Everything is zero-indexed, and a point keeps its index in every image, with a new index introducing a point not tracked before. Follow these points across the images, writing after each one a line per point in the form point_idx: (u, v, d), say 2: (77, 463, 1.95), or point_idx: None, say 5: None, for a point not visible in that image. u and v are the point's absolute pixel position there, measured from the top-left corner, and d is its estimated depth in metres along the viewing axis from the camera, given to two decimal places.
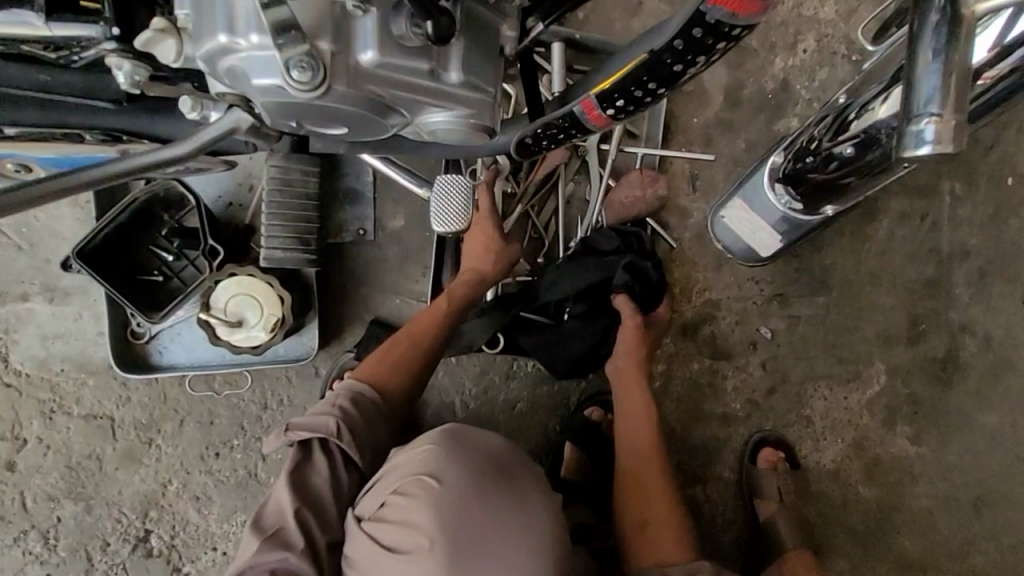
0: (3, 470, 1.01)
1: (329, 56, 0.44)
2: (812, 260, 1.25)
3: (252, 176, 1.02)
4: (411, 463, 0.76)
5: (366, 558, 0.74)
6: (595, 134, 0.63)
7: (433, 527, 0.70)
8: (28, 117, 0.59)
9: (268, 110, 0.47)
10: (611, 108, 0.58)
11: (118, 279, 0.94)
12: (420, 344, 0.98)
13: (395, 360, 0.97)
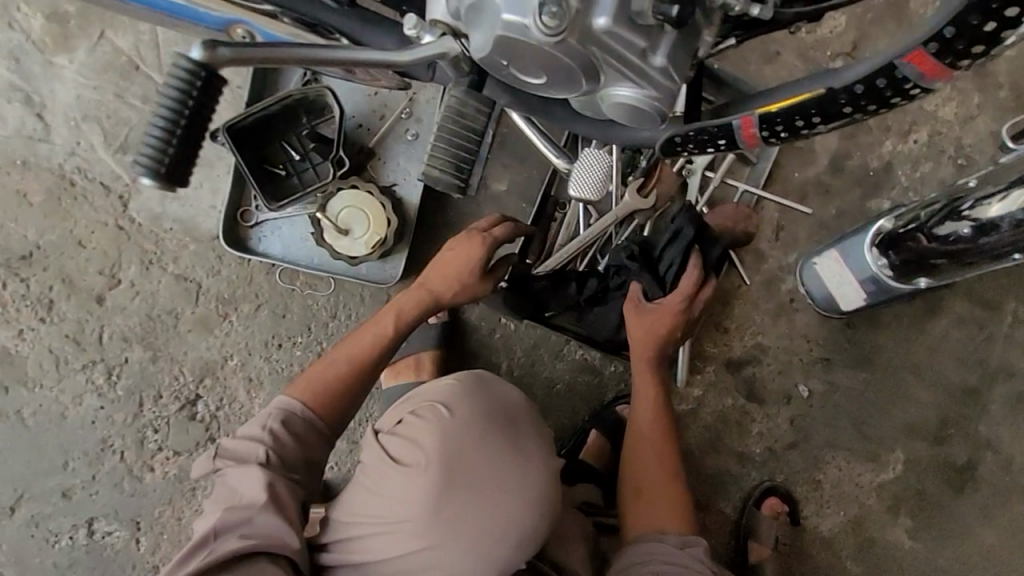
0: (91, 302, 1.09)
1: (574, 10, 0.49)
2: (865, 336, 1.28)
3: (386, 106, 1.10)
4: (432, 392, 0.77)
5: (369, 465, 0.75)
6: (738, 150, 0.69)
7: (437, 452, 0.72)
8: None
9: (495, 45, 0.53)
10: (768, 130, 0.64)
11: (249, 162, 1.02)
12: (388, 359, 0.96)
13: (348, 374, 0.94)
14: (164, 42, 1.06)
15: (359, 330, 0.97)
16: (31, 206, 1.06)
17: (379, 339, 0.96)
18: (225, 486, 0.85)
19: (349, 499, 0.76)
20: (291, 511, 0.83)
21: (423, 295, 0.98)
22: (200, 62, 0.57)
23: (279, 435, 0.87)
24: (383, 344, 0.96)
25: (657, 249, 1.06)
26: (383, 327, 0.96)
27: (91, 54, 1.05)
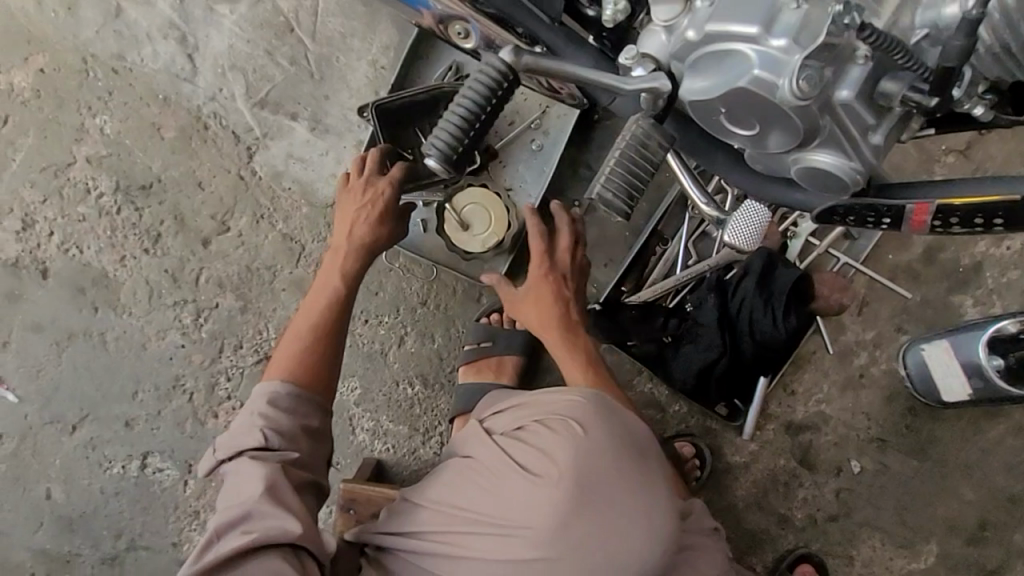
0: (198, 243, 1.11)
1: (827, 80, 0.52)
2: (923, 425, 1.29)
3: (517, 111, 1.13)
4: (562, 407, 0.81)
5: (493, 467, 0.80)
6: (896, 231, 0.71)
7: (568, 464, 0.75)
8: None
9: (728, 94, 0.56)
10: (941, 220, 0.66)
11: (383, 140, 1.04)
12: (327, 324, 0.92)
13: (309, 348, 0.89)
14: (322, 11, 1.09)
15: (319, 299, 0.94)
16: (162, 140, 1.08)
17: (326, 308, 0.93)
18: (227, 488, 0.79)
19: (467, 498, 0.79)
20: (293, 500, 0.78)
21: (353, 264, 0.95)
22: (510, 69, 0.66)
23: (259, 420, 0.82)
24: (337, 304, 0.93)
25: (732, 287, 1.06)
26: (337, 289, 0.94)
27: (251, 8, 1.07)
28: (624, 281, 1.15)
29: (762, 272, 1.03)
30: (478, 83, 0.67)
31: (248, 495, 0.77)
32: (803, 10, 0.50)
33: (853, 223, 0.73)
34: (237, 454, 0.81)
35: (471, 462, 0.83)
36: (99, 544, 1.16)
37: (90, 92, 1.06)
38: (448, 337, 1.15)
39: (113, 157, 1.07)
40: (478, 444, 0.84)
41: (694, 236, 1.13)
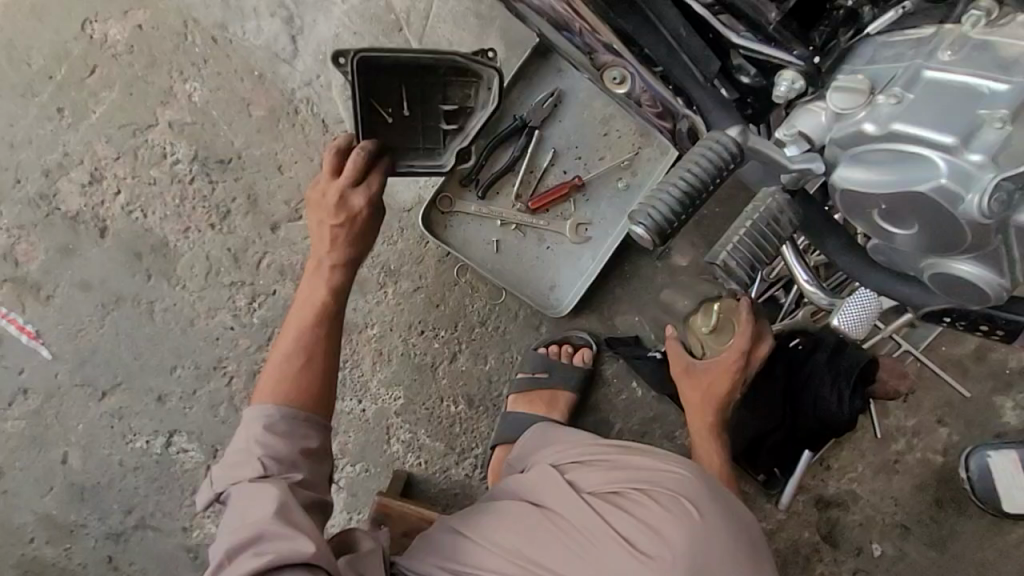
0: (266, 226, 1.07)
1: (1010, 192, 0.52)
2: (948, 519, 1.27)
3: (608, 148, 1.09)
4: (668, 479, 0.79)
5: (586, 532, 0.75)
6: (1004, 341, 0.73)
7: (683, 548, 0.71)
8: (656, 51, 0.67)
9: (899, 195, 0.56)
10: None
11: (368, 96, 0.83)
12: (309, 337, 0.83)
13: (290, 371, 0.80)
14: (434, 16, 1.07)
15: (300, 314, 0.84)
16: (250, 118, 1.06)
17: (310, 325, 0.83)
18: (235, 509, 0.73)
19: (549, 559, 0.74)
20: (308, 520, 0.71)
21: (340, 272, 0.85)
22: (741, 157, 0.60)
23: (254, 457, 0.74)
24: (321, 315, 0.83)
25: (799, 359, 1.07)
26: (319, 302, 0.84)
27: (364, 1, 1.06)
28: None
29: (833, 350, 1.04)
30: (704, 162, 0.59)
31: (261, 508, 0.71)
32: (999, 130, 0.51)
33: (963, 329, 0.74)
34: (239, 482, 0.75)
35: (552, 517, 0.77)
36: (107, 518, 1.10)
37: (187, 58, 1.05)
38: (501, 360, 1.13)
39: (196, 126, 1.06)
40: (563, 499, 0.79)
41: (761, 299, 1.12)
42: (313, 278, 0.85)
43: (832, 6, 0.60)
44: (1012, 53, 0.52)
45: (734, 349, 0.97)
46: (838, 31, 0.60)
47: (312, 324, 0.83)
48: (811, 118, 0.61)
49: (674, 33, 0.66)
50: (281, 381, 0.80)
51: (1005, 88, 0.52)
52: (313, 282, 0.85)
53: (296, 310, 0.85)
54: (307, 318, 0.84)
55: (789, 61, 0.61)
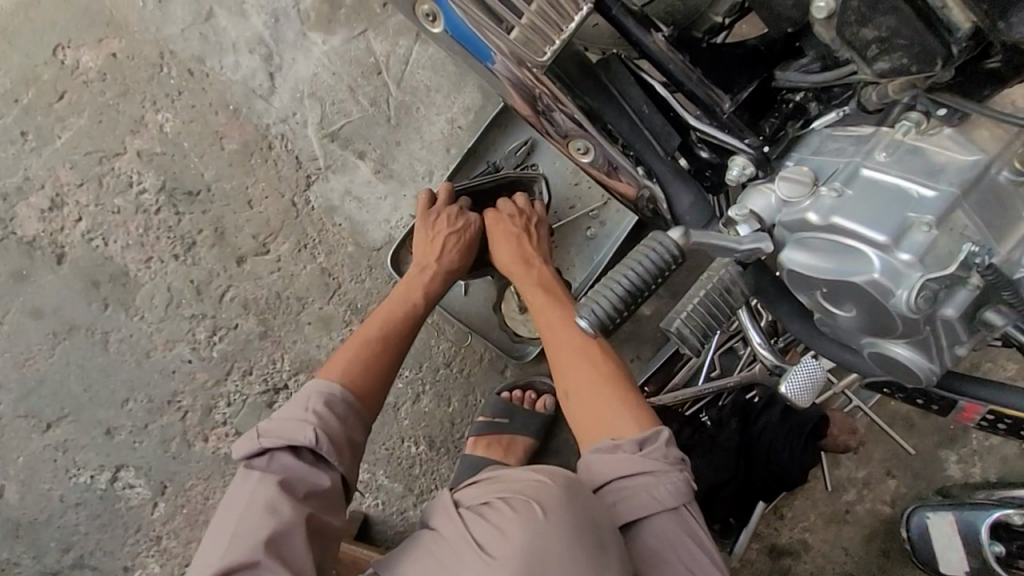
0: (232, 260, 1.06)
1: (938, 290, 0.55)
2: (898, 571, 1.30)
3: (578, 197, 1.11)
4: (528, 483, 0.75)
5: (452, 544, 0.73)
6: (940, 413, 0.77)
7: (524, 552, 0.68)
8: (621, 127, 0.71)
9: (838, 282, 0.59)
10: (984, 418, 0.73)
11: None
12: (380, 331, 0.93)
13: (360, 354, 0.90)
14: (413, 62, 1.09)
15: (380, 315, 0.95)
16: (221, 151, 1.06)
17: (399, 319, 0.95)
18: (239, 520, 0.73)
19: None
20: (303, 559, 0.71)
21: (421, 284, 0.98)
22: (679, 255, 0.63)
23: (308, 424, 0.80)
24: (391, 321, 0.95)
25: (755, 414, 1.10)
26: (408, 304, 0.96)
27: (344, 43, 1.08)
28: (647, 381, 1.17)
29: (788, 405, 1.07)
30: (646, 262, 0.63)
31: (258, 513, 0.72)
32: (930, 232, 0.55)
33: (902, 398, 0.78)
34: (272, 458, 0.79)
35: (428, 535, 0.76)
36: (42, 556, 1.05)
37: (160, 89, 1.05)
38: (465, 403, 1.13)
39: (166, 157, 1.05)
40: (439, 512, 0.78)
41: (723, 352, 1.14)
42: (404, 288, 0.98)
43: (782, 98, 0.65)
44: (941, 159, 0.56)
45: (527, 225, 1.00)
46: (787, 123, 0.65)
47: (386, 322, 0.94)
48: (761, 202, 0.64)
49: (638, 111, 0.70)
50: (349, 360, 0.90)
51: (933, 190, 0.55)
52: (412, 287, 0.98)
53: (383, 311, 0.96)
54: (393, 318, 0.95)
55: (739, 145, 0.65)
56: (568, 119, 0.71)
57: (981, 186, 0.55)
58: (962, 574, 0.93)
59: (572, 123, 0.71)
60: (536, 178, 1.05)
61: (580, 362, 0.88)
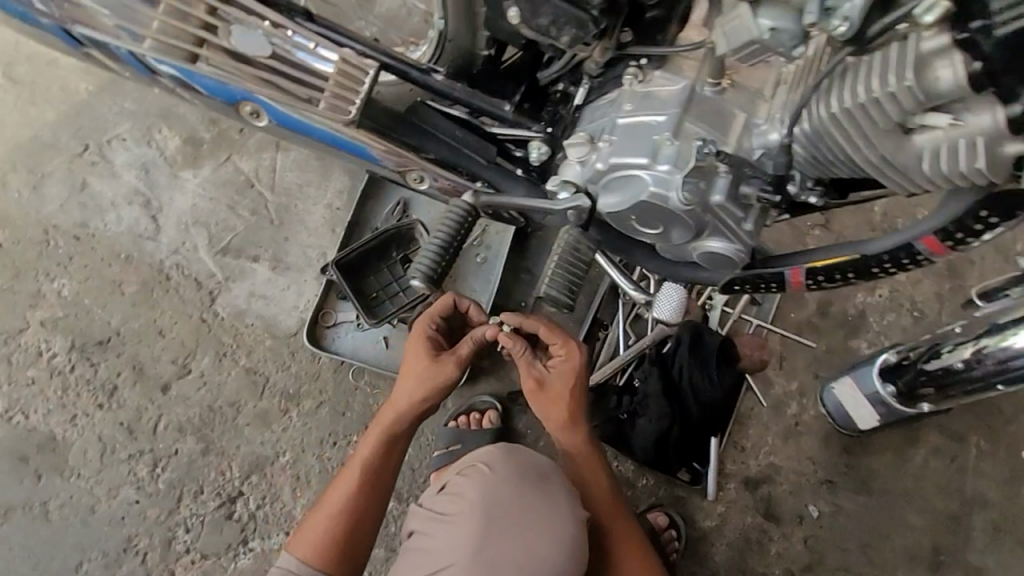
0: (157, 390, 1.11)
1: (701, 187, 0.71)
2: (858, 461, 1.44)
3: (460, 233, 1.26)
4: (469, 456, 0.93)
5: (426, 527, 0.89)
6: (784, 289, 0.90)
7: (479, 498, 0.87)
8: (442, 152, 0.85)
9: (635, 208, 0.74)
10: (812, 278, 0.86)
11: (351, 284, 1.15)
12: (356, 496, 0.96)
13: (335, 545, 0.94)
14: (280, 168, 1.24)
15: (359, 457, 0.97)
16: (122, 295, 1.13)
17: (363, 478, 0.97)
18: None
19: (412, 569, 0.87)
20: None
21: (382, 446, 0.98)
22: (474, 212, 0.88)
23: (293, 575, 0.92)
24: (365, 484, 0.96)
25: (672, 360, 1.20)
26: (365, 463, 0.97)
27: (214, 171, 1.21)
28: None
29: (691, 342, 1.19)
30: (450, 221, 0.88)
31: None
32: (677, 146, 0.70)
33: (751, 288, 0.92)
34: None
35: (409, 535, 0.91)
36: None
37: (52, 260, 1.13)
38: (418, 447, 1.18)
39: (69, 318, 1.11)
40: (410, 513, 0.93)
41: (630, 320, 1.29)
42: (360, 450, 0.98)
43: (551, 91, 0.81)
44: (665, 92, 0.72)
45: (563, 377, 0.95)
46: (560, 106, 0.81)
47: (365, 489, 0.96)
48: (571, 171, 0.79)
49: (452, 136, 0.85)
50: (332, 526, 0.94)
51: (664, 118, 0.71)
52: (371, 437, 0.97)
53: (350, 468, 0.97)
54: (360, 470, 0.96)
55: (533, 133, 0.81)
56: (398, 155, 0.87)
57: (696, 103, 0.71)
58: (874, 422, 1.05)
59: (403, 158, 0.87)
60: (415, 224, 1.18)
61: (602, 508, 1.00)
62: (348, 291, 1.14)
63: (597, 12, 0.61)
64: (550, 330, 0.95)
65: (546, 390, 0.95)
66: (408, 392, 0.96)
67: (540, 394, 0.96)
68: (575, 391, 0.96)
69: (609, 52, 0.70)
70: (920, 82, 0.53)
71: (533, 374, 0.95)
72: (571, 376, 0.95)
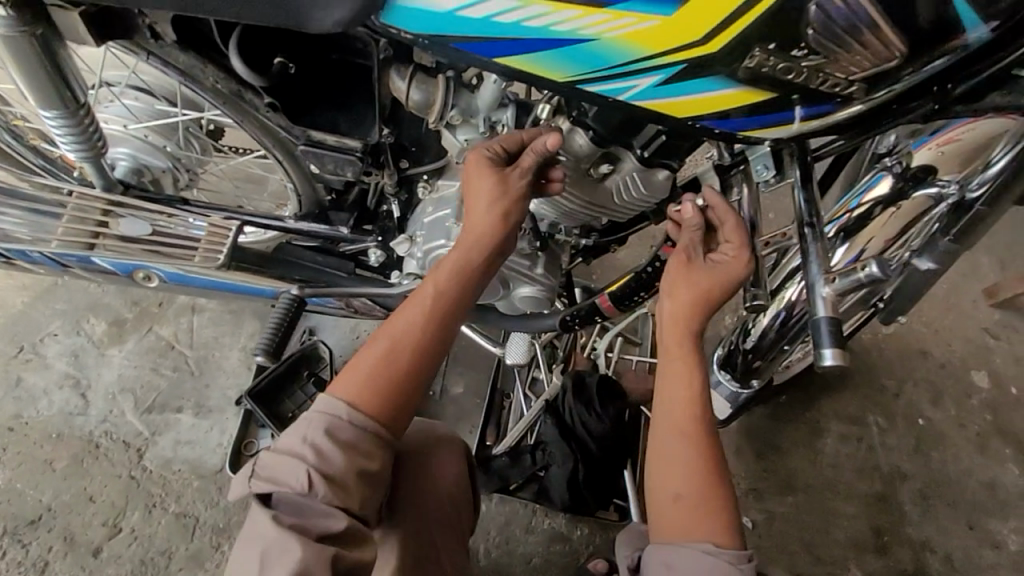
0: (90, 556, 1.17)
1: None
2: (776, 464, 1.55)
3: (365, 345, 1.44)
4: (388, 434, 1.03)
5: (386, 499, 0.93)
6: (605, 317, 1.12)
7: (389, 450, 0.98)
8: (307, 274, 1.09)
9: None
10: (618, 303, 1.08)
11: (267, 410, 1.29)
12: (406, 353, 0.84)
13: (381, 385, 0.83)
14: (196, 326, 1.43)
15: (380, 349, 0.84)
16: (55, 472, 1.24)
17: (404, 360, 0.84)
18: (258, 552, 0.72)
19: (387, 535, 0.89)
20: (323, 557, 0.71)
21: (433, 309, 0.85)
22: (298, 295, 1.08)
23: (342, 422, 0.80)
24: (417, 347, 0.85)
25: (561, 404, 1.35)
26: (431, 299, 0.85)
27: (137, 342, 1.39)
28: (488, 436, 1.42)
29: (574, 386, 1.36)
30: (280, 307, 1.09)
31: (302, 466, 0.76)
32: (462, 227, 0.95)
33: (582, 323, 1.13)
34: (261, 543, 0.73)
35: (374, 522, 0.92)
36: None
37: None
38: None
39: (6, 505, 1.20)
40: None
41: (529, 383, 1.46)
42: (415, 298, 0.86)
43: (376, 211, 1.05)
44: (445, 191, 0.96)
45: (716, 272, 0.84)
46: (385, 220, 1.05)
47: (410, 345, 0.85)
48: (410, 265, 1.03)
49: (314, 261, 1.09)
50: (366, 406, 0.82)
51: (448, 211, 0.96)
52: (410, 312, 0.85)
53: (410, 305, 0.85)
54: (388, 349, 0.84)
55: (369, 244, 1.05)
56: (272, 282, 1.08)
57: (468, 194, 0.95)
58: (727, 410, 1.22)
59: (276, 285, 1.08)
60: (318, 344, 1.37)
61: (685, 445, 0.84)
62: (262, 415, 1.27)
63: (360, 151, 0.83)
64: (738, 225, 0.83)
65: (687, 279, 0.85)
66: (479, 220, 0.81)
67: (688, 275, 0.85)
68: (708, 289, 0.85)
69: (394, 176, 0.93)
70: (567, 151, 0.81)
71: (682, 266, 0.86)
72: (722, 279, 0.84)
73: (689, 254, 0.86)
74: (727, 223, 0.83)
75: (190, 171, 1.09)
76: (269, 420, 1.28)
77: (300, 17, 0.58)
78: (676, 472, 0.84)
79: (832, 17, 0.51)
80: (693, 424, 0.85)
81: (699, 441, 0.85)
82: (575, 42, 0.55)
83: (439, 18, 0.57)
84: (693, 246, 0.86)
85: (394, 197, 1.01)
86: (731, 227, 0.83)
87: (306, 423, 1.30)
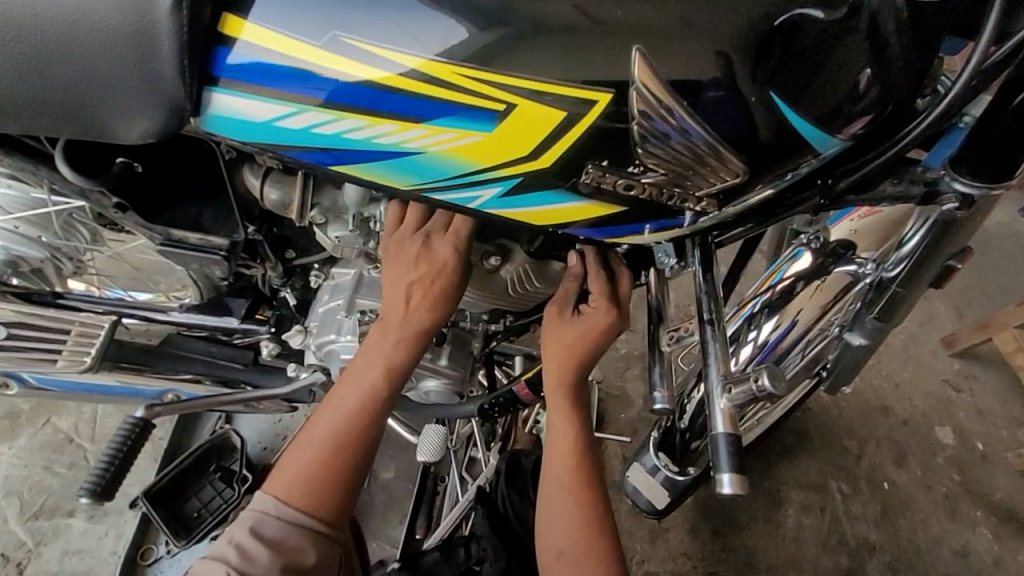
0: None
1: None
2: (734, 541, 1.45)
3: (286, 428, 1.33)
4: None
5: None
6: (526, 402, 1.02)
7: None
8: (196, 368, 0.99)
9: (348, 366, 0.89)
10: (537, 390, 0.99)
11: (164, 512, 1.15)
12: (341, 443, 0.76)
13: (318, 479, 0.75)
14: (97, 416, 1.31)
15: (316, 431, 0.77)
16: None
17: (338, 441, 0.76)
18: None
19: None
20: None
21: (375, 398, 0.76)
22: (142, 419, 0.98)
23: (270, 518, 0.74)
24: (351, 433, 0.76)
25: (497, 493, 1.24)
26: (371, 388, 0.75)
27: (31, 437, 1.27)
28: (417, 528, 1.30)
29: (508, 470, 1.25)
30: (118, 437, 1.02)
31: (221, 570, 0.70)
32: (353, 320, 0.86)
33: (502, 411, 1.02)
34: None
35: None
36: None
37: None
38: None
39: None
40: None
41: (466, 463, 1.33)
42: (352, 379, 0.76)
43: (272, 298, 0.97)
44: (337, 279, 0.88)
45: (583, 327, 0.78)
46: (280, 308, 0.97)
47: (347, 433, 0.76)
48: (308, 356, 0.94)
49: (207, 352, 1.00)
50: (299, 495, 0.75)
51: (341, 301, 0.87)
52: (348, 388, 0.77)
53: (346, 391, 0.77)
54: (328, 430, 0.76)
55: (260, 335, 0.96)
56: (153, 377, 0.98)
57: (363, 283, 0.86)
58: (667, 497, 1.12)
59: (159, 383, 1.00)
60: (230, 433, 1.23)
61: (571, 497, 0.84)
62: (156, 519, 1.13)
63: (226, 250, 0.76)
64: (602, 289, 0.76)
65: (558, 336, 0.79)
66: (413, 312, 0.73)
67: (561, 334, 0.79)
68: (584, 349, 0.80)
69: (278, 269, 0.84)
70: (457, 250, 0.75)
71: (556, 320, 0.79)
72: (592, 335, 0.78)
73: (561, 306, 0.78)
74: (591, 279, 0.76)
75: (74, 259, 0.93)
76: (164, 525, 1.13)
77: (100, 135, 0.52)
78: (560, 526, 0.83)
79: (661, 136, 0.50)
80: (582, 478, 0.85)
81: (582, 496, 0.84)
82: (405, 154, 0.51)
83: (254, 127, 0.51)
84: (564, 301, 0.78)
85: (286, 285, 0.92)
86: (596, 285, 0.75)
87: (206, 526, 1.16)
